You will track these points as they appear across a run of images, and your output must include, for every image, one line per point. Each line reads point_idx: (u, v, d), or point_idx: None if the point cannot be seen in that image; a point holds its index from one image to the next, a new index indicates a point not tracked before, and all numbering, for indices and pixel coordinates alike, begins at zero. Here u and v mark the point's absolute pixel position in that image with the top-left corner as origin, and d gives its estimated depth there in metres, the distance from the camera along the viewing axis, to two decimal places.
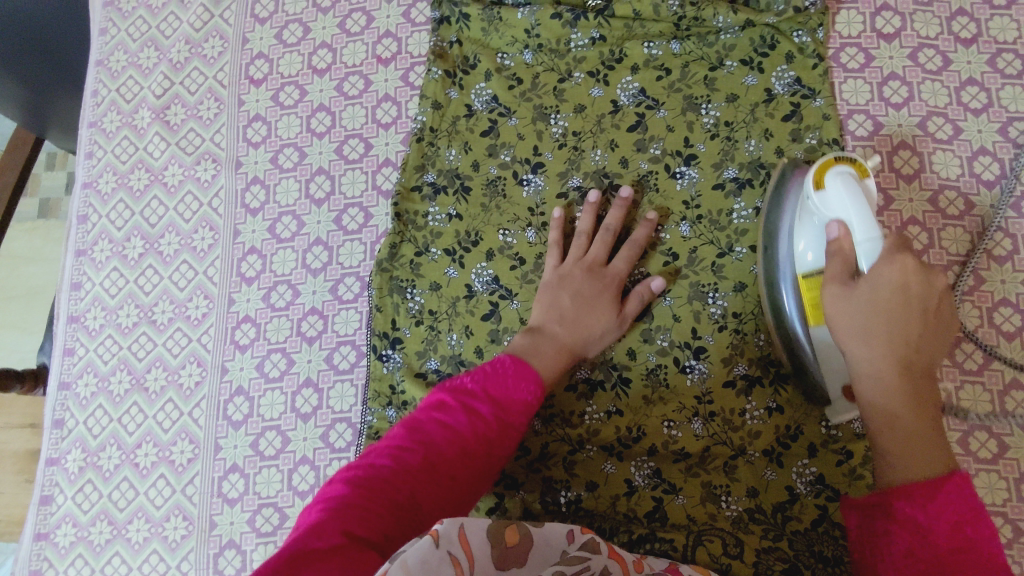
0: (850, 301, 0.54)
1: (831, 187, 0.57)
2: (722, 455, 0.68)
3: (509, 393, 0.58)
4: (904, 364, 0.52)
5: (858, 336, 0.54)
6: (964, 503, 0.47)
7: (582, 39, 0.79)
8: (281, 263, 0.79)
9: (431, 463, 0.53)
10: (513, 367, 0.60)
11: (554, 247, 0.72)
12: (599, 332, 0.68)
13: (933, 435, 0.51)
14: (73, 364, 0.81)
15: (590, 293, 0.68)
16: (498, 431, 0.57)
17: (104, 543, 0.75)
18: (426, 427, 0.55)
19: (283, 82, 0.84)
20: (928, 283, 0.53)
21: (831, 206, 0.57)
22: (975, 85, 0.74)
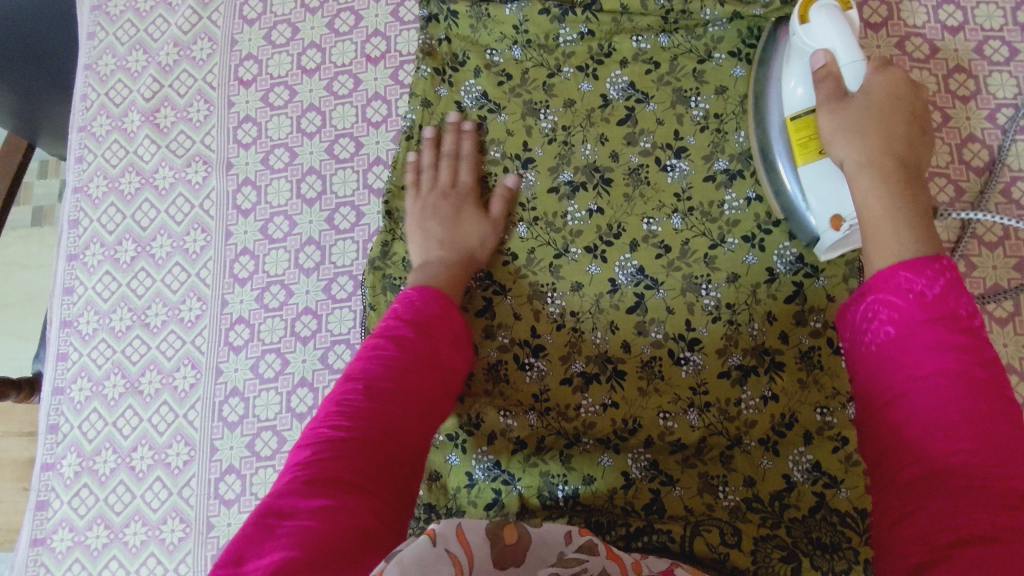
0: (843, 112, 0.60)
1: (817, 19, 0.63)
2: (718, 445, 0.68)
3: (422, 311, 0.61)
4: (894, 160, 0.57)
5: (851, 137, 0.58)
6: (945, 272, 0.48)
7: (570, 34, 0.79)
8: (274, 264, 0.79)
9: (381, 392, 0.53)
10: (417, 293, 0.63)
11: (411, 188, 0.76)
12: (481, 239, 0.73)
13: (924, 227, 0.53)
14: (67, 369, 0.80)
15: (452, 211, 0.74)
16: (435, 352, 0.59)
17: (101, 547, 0.74)
18: (364, 367, 0.55)
19: (273, 83, 0.84)
20: (912, 91, 0.60)
21: (816, 37, 0.63)
22: (963, 72, 0.74)
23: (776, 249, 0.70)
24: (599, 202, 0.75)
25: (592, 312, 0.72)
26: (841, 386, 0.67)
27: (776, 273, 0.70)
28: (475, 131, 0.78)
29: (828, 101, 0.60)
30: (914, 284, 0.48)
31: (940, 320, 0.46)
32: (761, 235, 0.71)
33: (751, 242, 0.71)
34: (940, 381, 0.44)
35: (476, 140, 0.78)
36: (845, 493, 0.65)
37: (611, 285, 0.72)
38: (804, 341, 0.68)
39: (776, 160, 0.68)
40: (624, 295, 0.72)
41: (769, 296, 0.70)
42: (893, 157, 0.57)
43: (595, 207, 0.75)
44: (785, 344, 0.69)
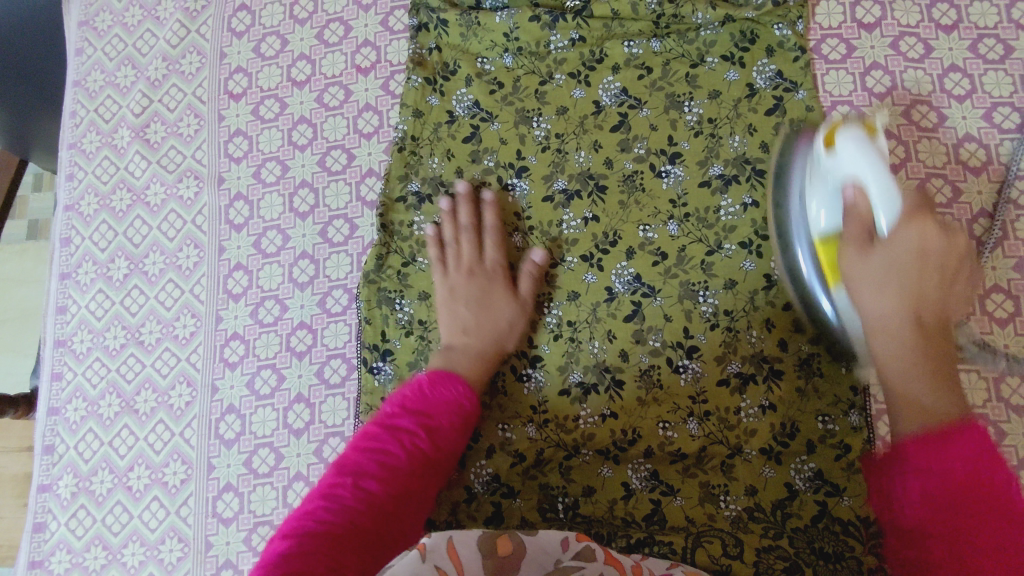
0: (868, 260, 0.56)
1: (843, 146, 0.58)
2: (719, 454, 0.67)
3: (428, 402, 0.61)
4: (918, 317, 0.53)
5: (875, 291, 0.55)
6: (976, 447, 0.46)
7: (561, 41, 0.78)
8: (267, 278, 0.78)
9: (368, 491, 0.53)
10: (428, 380, 0.63)
11: (436, 264, 0.73)
12: (509, 322, 0.70)
13: (946, 384, 0.51)
14: (62, 389, 0.80)
15: (480, 292, 0.71)
16: (431, 447, 0.59)
17: (100, 568, 0.74)
18: (360, 460, 0.55)
19: (263, 95, 0.83)
20: (948, 242, 0.55)
21: (843, 166, 0.58)
22: (958, 72, 0.74)
23: (773, 255, 0.70)
24: (594, 210, 0.74)
25: (590, 322, 0.71)
26: (843, 393, 0.67)
27: (774, 279, 0.69)
28: (496, 199, 0.75)
29: (853, 244, 0.56)
30: (952, 468, 0.45)
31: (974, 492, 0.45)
32: (758, 241, 0.70)
33: (749, 248, 0.70)
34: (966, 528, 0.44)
35: (499, 211, 0.75)
36: (847, 501, 0.65)
37: (608, 293, 0.72)
38: (804, 348, 0.68)
39: (797, 255, 0.65)
40: (621, 303, 0.71)
41: (767, 303, 0.69)
42: (914, 313, 0.54)
43: (590, 215, 0.74)
44: (785, 351, 0.68)
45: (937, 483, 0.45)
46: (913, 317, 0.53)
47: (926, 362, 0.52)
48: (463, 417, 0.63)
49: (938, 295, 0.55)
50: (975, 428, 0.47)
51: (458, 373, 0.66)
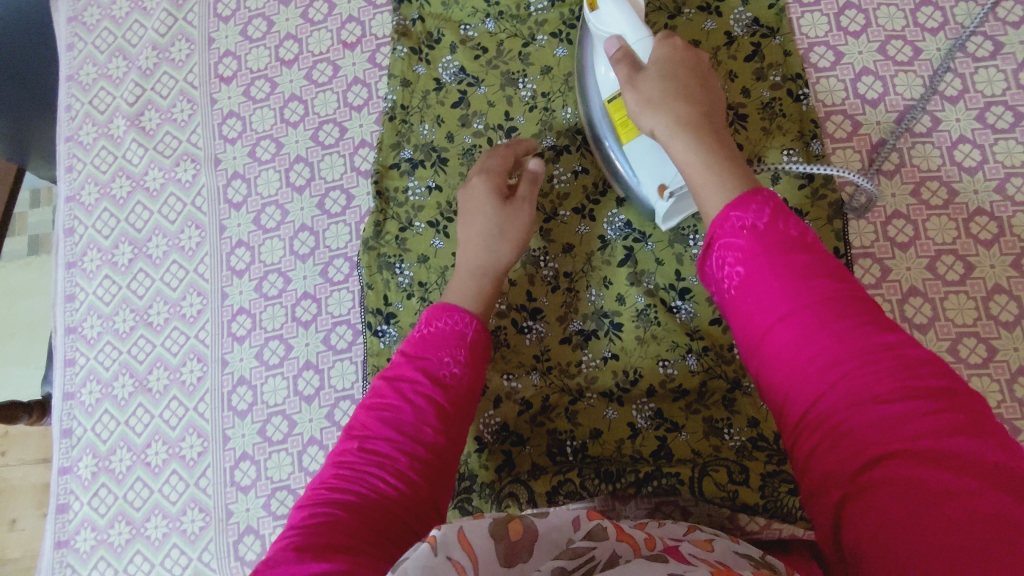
0: (643, 86, 0.57)
1: (605, 7, 0.61)
2: (719, 389, 0.69)
3: (427, 347, 0.61)
4: (700, 115, 0.55)
5: (654, 111, 0.56)
6: (771, 210, 0.47)
7: (541, 2, 0.80)
8: (269, 253, 0.80)
9: (386, 452, 0.55)
10: (425, 325, 0.63)
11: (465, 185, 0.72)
12: (502, 227, 0.68)
13: (736, 163, 0.52)
14: (75, 374, 0.82)
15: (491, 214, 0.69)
16: (438, 386, 0.59)
17: (124, 542, 0.76)
18: (371, 423, 0.57)
19: (253, 77, 0.85)
20: (692, 52, 0.60)
21: (606, 25, 0.62)
22: (929, 6, 0.75)
23: None
24: (583, 162, 0.76)
25: (585, 271, 0.73)
26: None
27: None
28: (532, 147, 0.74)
29: (626, 78, 0.58)
30: (748, 223, 0.47)
31: (785, 250, 0.45)
32: None
33: None
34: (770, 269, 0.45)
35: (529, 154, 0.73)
36: None
37: (601, 242, 0.74)
38: None
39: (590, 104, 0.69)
40: (614, 250, 0.73)
41: None
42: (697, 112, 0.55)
43: (580, 168, 0.76)
44: None
45: (769, 277, 0.45)
46: (704, 128, 0.54)
47: (706, 143, 0.53)
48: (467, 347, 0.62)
49: (705, 98, 0.57)
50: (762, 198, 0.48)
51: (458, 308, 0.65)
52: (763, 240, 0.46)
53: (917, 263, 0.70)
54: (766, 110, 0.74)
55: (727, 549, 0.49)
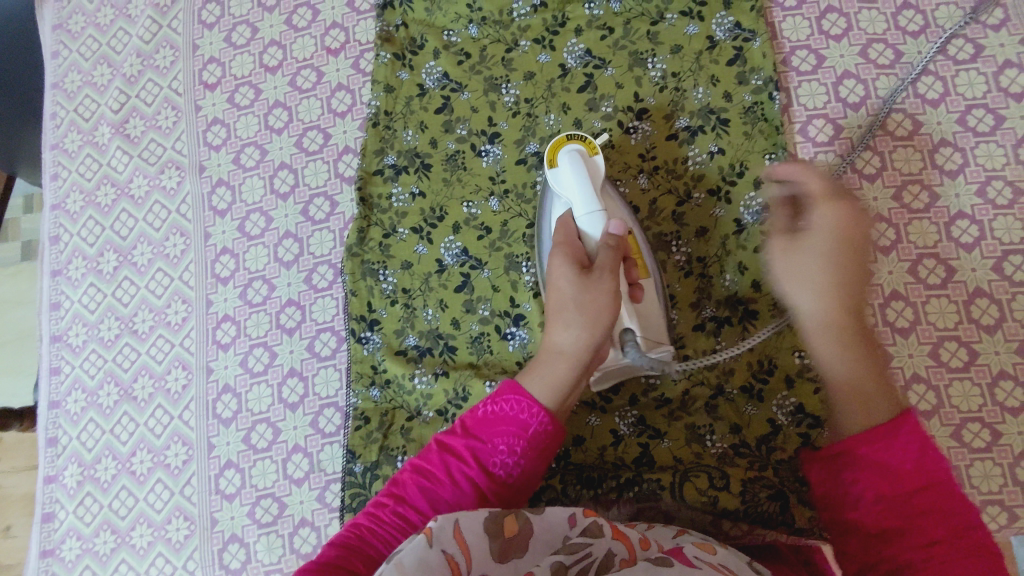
0: (801, 256, 0.57)
1: (564, 163, 0.65)
2: (702, 396, 0.69)
3: (490, 420, 0.54)
4: (843, 305, 0.55)
5: (811, 288, 0.56)
6: (913, 432, 0.48)
7: (523, 7, 0.80)
8: (254, 260, 0.80)
9: (414, 523, 0.51)
10: (496, 392, 0.56)
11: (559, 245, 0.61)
12: (580, 301, 0.57)
13: (868, 358, 0.54)
14: (61, 383, 0.82)
15: (588, 281, 0.58)
16: (488, 479, 0.52)
17: (110, 552, 0.76)
18: (410, 487, 0.53)
19: (237, 83, 0.85)
20: (858, 217, 0.58)
21: (564, 186, 0.65)
22: (911, 8, 0.75)
23: (742, 200, 0.72)
24: None
25: None
26: None
27: (744, 224, 0.72)
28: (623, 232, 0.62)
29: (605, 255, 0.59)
30: (894, 455, 0.48)
31: (911, 454, 0.48)
32: (726, 188, 0.73)
33: (718, 196, 0.73)
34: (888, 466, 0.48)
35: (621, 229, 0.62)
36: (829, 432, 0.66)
37: None
38: None
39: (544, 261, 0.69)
40: None
41: (739, 247, 0.71)
42: (843, 296, 0.55)
43: None
44: (759, 292, 0.70)
45: (896, 473, 0.48)
46: (849, 315, 0.55)
47: (855, 335, 0.54)
48: (532, 439, 0.54)
49: (861, 260, 0.56)
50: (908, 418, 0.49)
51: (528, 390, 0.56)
52: (910, 461, 0.48)
53: (899, 266, 0.70)
54: (748, 114, 0.74)
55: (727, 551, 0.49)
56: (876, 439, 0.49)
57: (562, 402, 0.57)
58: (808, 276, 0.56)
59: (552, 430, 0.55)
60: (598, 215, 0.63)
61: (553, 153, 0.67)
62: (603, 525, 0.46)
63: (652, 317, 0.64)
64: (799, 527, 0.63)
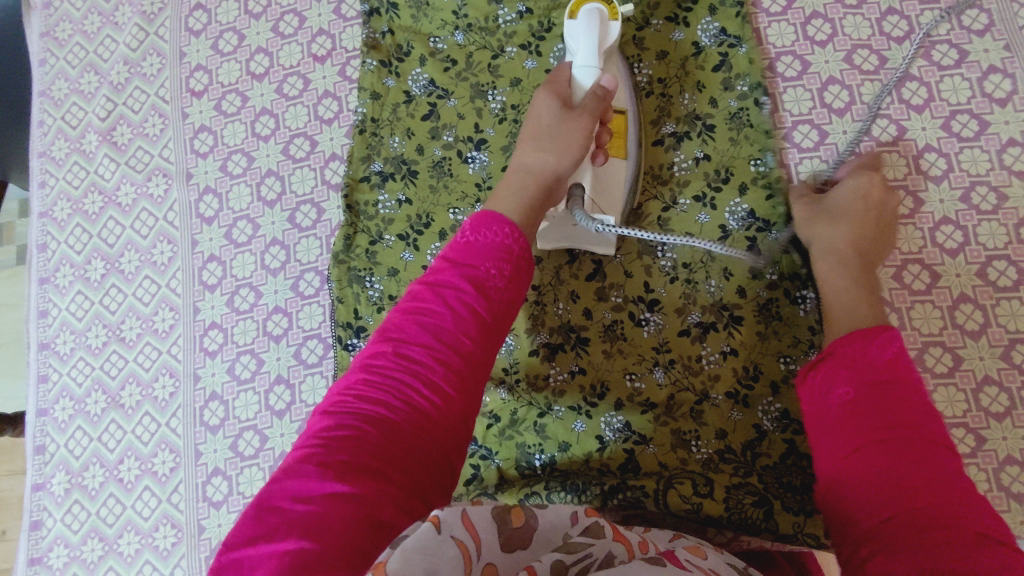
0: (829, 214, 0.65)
1: (579, 19, 0.68)
2: (687, 401, 0.69)
3: (472, 249, 0.55)
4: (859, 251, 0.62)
5: (833, 226, 0.64)
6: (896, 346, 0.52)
7: (509, 14, 0.80)
8: (241, 267, 0.80)
9: (413, 363, 0.50)
10: (470, 227, 0.56)
11: (549, 85, 0.65)
12: (555, 132, 0.62)
13: (866, 286, 0.60)
14: (49, 390, 0.82)
15: (566, 115, 0.62)
16: (483, 296, 0.52)
17: (97, 559, 0.76)
18: (404, 326, 0.52)
19: (224, 91, 0.85)
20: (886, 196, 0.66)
21: (575, 34, 0.68)
22: (895, 14, 0.75)
23: (727, 206, 0.72)
24: None
25: (554, 285, 0.73)
26: (801, 334, 0.68)
27: (729, 229, 0.72)
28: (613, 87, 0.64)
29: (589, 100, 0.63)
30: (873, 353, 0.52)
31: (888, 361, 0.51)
32: (711, 193, 0.73)
33: (703, 202, 0.73)
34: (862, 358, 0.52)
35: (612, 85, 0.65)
36: None
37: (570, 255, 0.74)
38: (762, 294, 0.70)
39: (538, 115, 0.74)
40: (583, 264, 0.74)
41: (724, 252, 0.71)
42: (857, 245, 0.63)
43: None
44: (744, 298, 0.70)
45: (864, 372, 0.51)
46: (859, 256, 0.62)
47: (858, 272, 0.61)
48: (514, 255, 0.55)
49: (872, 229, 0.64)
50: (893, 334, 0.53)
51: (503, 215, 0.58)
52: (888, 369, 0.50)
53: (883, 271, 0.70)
54: (733, 120, 0.74)
55: (717, 556, 0.49)
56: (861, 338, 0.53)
57: (530, 220, 0.59)
58: (836, 220, 0.64)
59: (527, 245, 0.56)
60: (593, 69, 0.65)
61: (576, 8, 0.70)
62: (603, 525, 0.45)
63: (612, 187, 0.68)
64: (783, 533, 0.63)
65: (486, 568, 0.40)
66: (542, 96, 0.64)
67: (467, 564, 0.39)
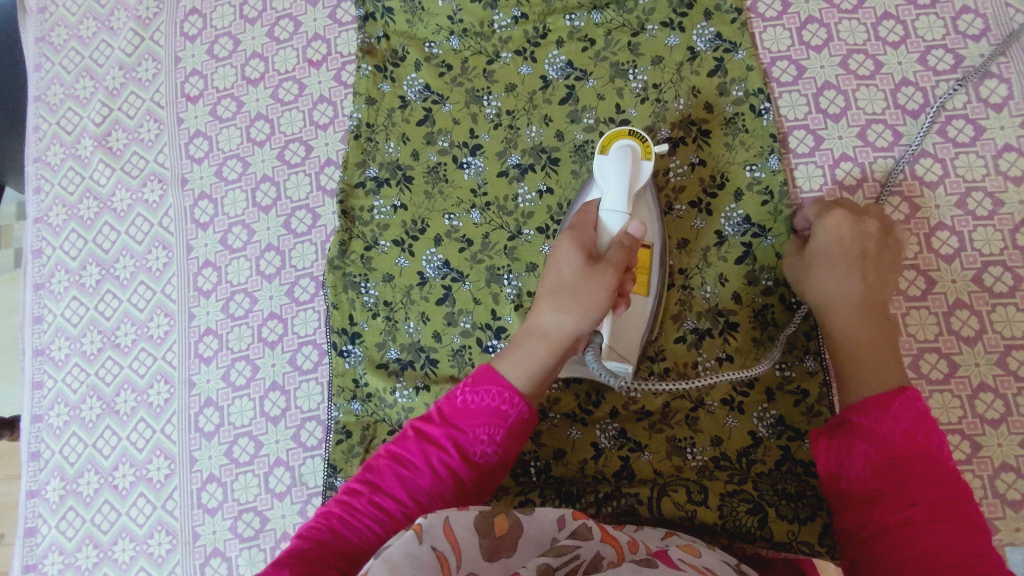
0: (823, 264, 0.63)
1: (612, 155, 0.63)
2: (682, 408, 0.69)
3: (471, 406, 0.54)
4: (862, 298, 0.61)
5: (830, 280, 0.62)
6: (915, 408, 0.53)
7: (504, 19, 0.80)
8: (236, 273, 0.80)
9: (389, 514, 0.50)
10: (474, 378, 0.56)
11: (573, 230, 0.60)
12: (577, 290, 0.56)
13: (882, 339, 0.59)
14: (43, 397, 0.82)
15: (588, 268, 0.57)
16: (467, 465, 0.52)
17: (92, 566, 0.76)
18: (385, 473, 0.52)
19: (219, 96, 0.85)
20: (864, 222, 0.63)
21: (606, 173, 0.63)
22: (891, 19, 0.75)
23: (723, 212, 0.72)
24: (548, 182, 0.76)
25: None
26: (797, 340, 0.68)
27: (725, 235, 0.72)
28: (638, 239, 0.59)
29: (614, 253, 0.57)
30: (892, 422, 0.53)
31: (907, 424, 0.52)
32: (707, 200, 0.73)
33: (699, 208, 0.73)
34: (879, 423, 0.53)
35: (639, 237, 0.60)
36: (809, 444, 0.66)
37: None
38: (757, 300, 0.70)
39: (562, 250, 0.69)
40: None
41: (720, 259, 0.71)
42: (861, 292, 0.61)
43: (544, 187, 0.76)
44: (739, 304, 0.70)
45: (880, 439, 0.52)
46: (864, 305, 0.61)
47: (873, 326, 0.60)
48: (509, 425, 0.54)
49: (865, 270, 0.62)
50: (911, 393, 0.53)
51: (507, 375, 0.56)
52: (908, 439, 0.51)
53: None
54: (729, 126, 0.74)
55: (710, 553, 0.50)
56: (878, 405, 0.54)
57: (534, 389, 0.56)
58: (828, 270, 0.62)
59: (530, 415, 0.55)
60: (621, 216, 0.61)
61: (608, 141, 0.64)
62: (590, 527, 0.45)
63: (628, 329, 0.64)
64: (778, 541, 0.63)
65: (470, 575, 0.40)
66: (563, 244, 0.59)
67: (448, 572, 0.39)
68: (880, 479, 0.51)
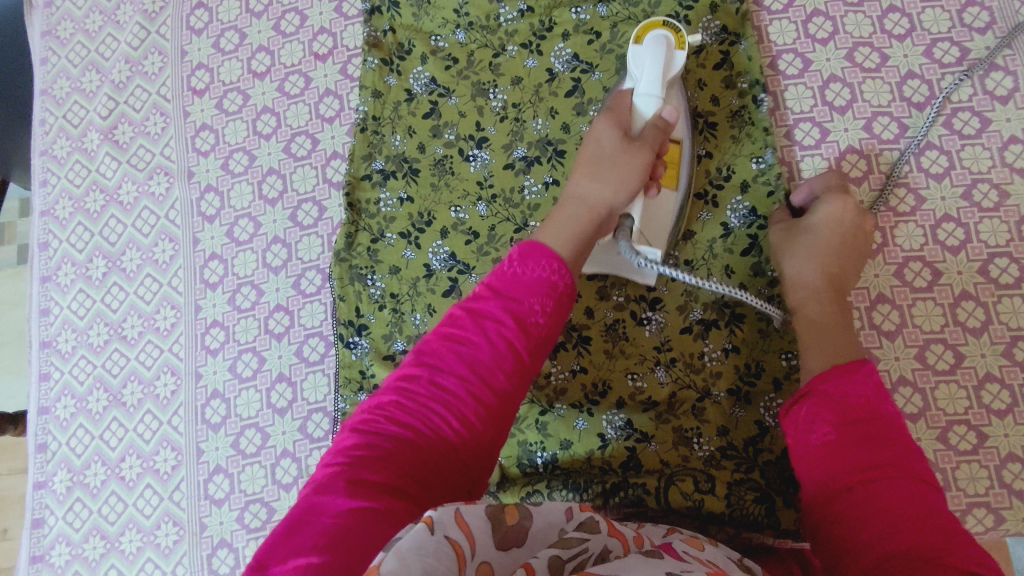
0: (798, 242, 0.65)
1: (646, 44, 0.66)
2: (688, 399, 0.69)
3: (519, 279, 0.54)
4: (829, 279, 0.63)
5: (800, 258, 0.64)
6: (871, 381, 0.54)
7: (510, 12, 0.80)
8: (242, 265, 0.80)
9: (448, 387, 0.50)
10: (518, 254, 0.55)
11: (610, 111, 0.64)
12: (616, 159, 0.60)
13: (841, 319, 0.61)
14: (50, 389, 0.82)
15: (624, 142, 0.61)
16: (524, 332, 0.52)
17: (99, 557, 0.76)
18: (439, 349, 0.51)
19: (225, 89, 0.85)
20: (859, 217, 0.65)
21: (641, 60, 0.66)
22: (896, 12, 0.75)
23: (728, 204, 0.72)
24: (554, 174, 0.76)
25: None
26: None
27: (731, 227, 0.72)
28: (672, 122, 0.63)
29: (650, 131, 0.62)
30: (847, 393, 0.54)
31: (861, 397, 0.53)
32: (713, 191, 0.73)
33: (705, 200, 0.73)
34: (834, 400, 0.54)
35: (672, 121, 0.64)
36: None
37: None
38: (763, 290, 0.70)
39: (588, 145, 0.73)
40: None
41: (725, 250, 0.71)
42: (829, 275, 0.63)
43: (550, 179, 0.76)
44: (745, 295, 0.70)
45: (837, 413, 0.53)
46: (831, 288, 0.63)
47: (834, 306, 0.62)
48: (559, 293, 0.54)
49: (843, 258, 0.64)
50: (867, 367, 0.55)
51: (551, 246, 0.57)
52: (864, 411, 0.52)
53: (885, 269, 0.70)
54: (735, 119, 0.74)
55: (716, 547, 0.50)
56: (839, 374, 0.55)
57: (578, 252, 0.58)
58: (801, 249, 0.64)
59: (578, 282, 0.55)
60: (656, 99, 0.64)
61: (642, 33, 0.68)
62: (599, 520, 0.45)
63: (660, 215, 0.67)
64: (785, 529, 0.64)
65: (480, 566, 0.40)
66: (602, 123, 0.63)
67: (461, 564, 0.39)
68: (838, 452, 0.52)
